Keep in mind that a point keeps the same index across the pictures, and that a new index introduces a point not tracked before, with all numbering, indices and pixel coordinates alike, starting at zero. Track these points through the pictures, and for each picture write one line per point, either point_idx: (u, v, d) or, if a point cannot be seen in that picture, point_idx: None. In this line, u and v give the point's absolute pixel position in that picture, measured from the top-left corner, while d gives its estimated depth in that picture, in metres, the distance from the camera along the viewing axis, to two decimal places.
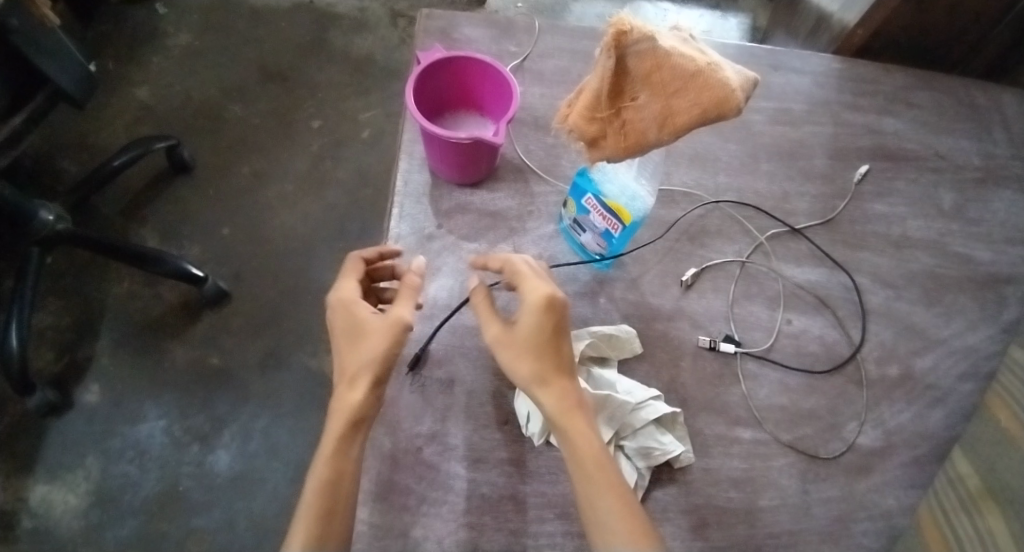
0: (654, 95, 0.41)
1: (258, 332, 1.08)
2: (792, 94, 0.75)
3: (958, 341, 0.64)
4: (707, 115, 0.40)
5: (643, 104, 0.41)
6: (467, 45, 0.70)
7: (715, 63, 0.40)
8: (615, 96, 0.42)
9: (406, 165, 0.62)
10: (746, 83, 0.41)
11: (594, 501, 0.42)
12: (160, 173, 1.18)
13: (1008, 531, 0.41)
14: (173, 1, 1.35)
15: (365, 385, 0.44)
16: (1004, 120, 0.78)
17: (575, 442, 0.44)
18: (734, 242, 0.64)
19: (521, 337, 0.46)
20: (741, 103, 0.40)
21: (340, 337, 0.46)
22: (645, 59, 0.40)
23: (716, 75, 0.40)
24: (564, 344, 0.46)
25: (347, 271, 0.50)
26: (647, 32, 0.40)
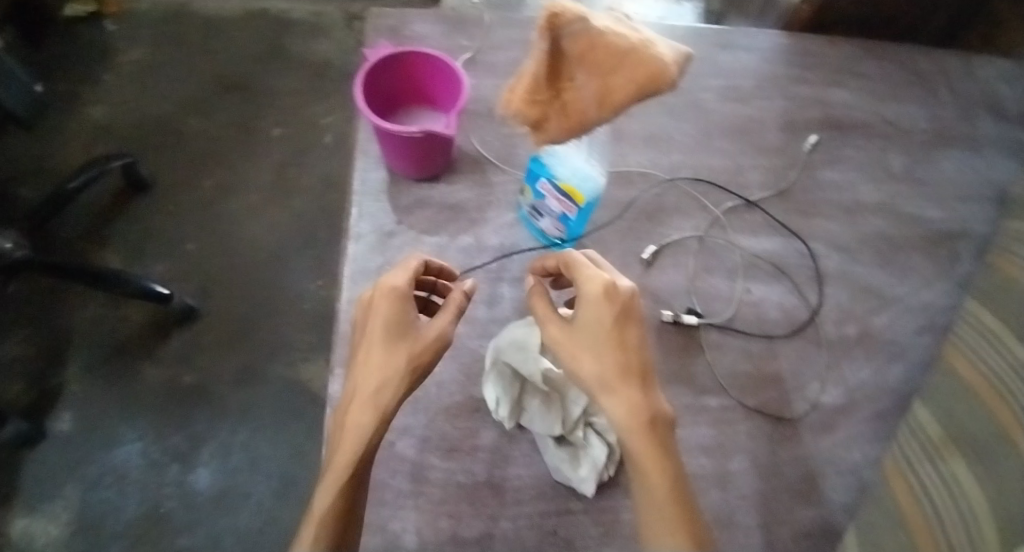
0: (590, 77, 0.42)
1: (232, 346, 1.07)
2: (741, 70, 0.76)
3: (913, 298, 0.66)
4: (643, 91, 0.40)
5: (581, 87, 0.42)
6: (418, 42, 0.70)
7: (647, 39, 0.41)
8: (553, 79, 0.43)
9: (362, 165, 0.62)
10: (681, 59, 0.42)
11: (655, 507, 0.42)
12: (119, 193, 1.16)
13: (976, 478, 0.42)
14: (122, 18, 1.32)
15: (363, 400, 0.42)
16: (948, 83, 0.81)
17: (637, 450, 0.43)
18: (692, 218, 0.65)
19: (579, 335, 0.48)
20: (676, 76, 0.40)
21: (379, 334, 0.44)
22: (579, 39, 0.41)
23: (649, 51, 0.41)
24: (628, 334, 0.47)
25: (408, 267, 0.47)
26: (579, 14, 0.40)
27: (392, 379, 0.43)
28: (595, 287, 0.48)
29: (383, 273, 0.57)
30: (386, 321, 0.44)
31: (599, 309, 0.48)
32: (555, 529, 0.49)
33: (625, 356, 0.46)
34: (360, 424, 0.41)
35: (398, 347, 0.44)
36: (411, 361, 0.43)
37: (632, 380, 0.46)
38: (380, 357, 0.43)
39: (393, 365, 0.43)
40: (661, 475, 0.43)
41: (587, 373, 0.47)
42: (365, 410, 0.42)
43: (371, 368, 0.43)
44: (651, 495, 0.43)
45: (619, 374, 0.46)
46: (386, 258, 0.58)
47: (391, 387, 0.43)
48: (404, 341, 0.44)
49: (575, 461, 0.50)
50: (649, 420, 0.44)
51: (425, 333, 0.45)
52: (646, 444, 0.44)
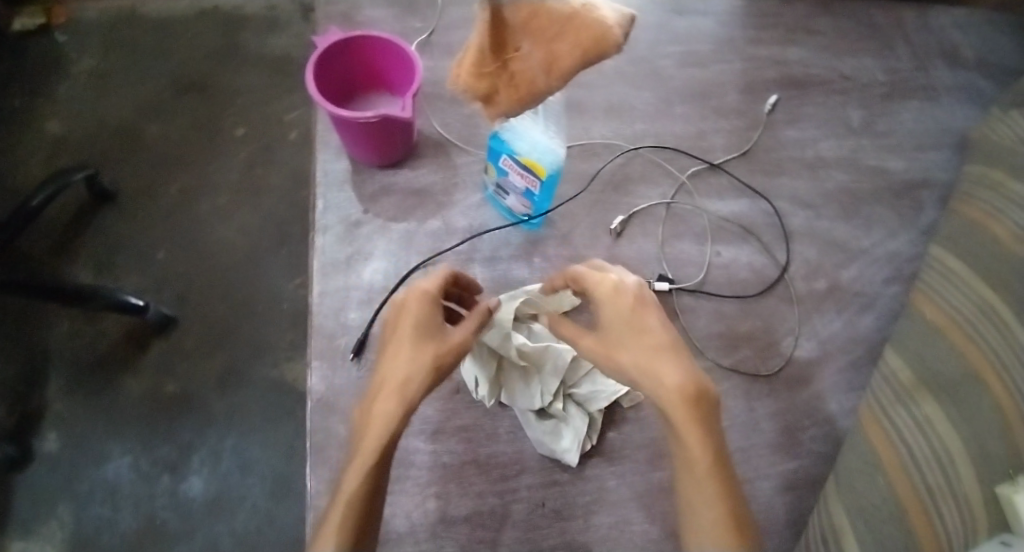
0: (536, 45, 0.40)
1: (212, 352, 1.06)
2: (698, 36, 0.76)
3: (880, 248, 0.68)
4: (588, 55, 0.39)
5: (527, 56, 0.41)
6: (371, 28, 0.69)
7: (589, 2, 0.39)
8: (500, 50, 0.42)
9: (323, 156, 0.61)
10: (627, 19, 0.40)
11: (706, 493, 0.41)
12: (84, 206, 1.13)
13: (950, 422, 0.46)
14: (71, 27, 1.28)
15: (388, 393, 0.44)
16: (903, 34, 0.82)
17: (684, 438, 0.42)
18: (658, 186, 0.66)
19: (607, 336, 0.48)
20: (620, 38, 0.38)
21: (407, 333, 0.46)
22: (520, 8, 0.40)
23: (592, 14, 0.39)
24: (649, 323, 0.47)
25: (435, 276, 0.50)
26: None
27: (417, 373, 0.44)
28: (608, 284, 0.49)
29: (353, 263, 0.57)
30: (416, 320, 0.47)
31: (614, 304, 0.48)
32: (544, 502, 0.50)
33: (649, 343, 0.46)
34: (388, 411, 0.43)
35: (426, 344, 0.46)
36: (438, 357, 0.45)
37: (664, 363, 0.45)
38: (409, 350, 0.45)
39: (421, 359, 0.45)
40: (709, 452, 0.42)
41: (619, 366, 0.46)
42: (392, 397, 0.43)
43: (398, 362, 0.45)
44: (698, 477, 0.41)
45: (650, 360, 0.46)
46: (355, 248, 0.57)
47: (418, 379, 0.44)
48: (433, 339, 0.46)
49: (557, 434, 0.51)
50: (696, 403, 0.43)
51: (453, 333, 0.47)
52: (691, 423, 0.42)
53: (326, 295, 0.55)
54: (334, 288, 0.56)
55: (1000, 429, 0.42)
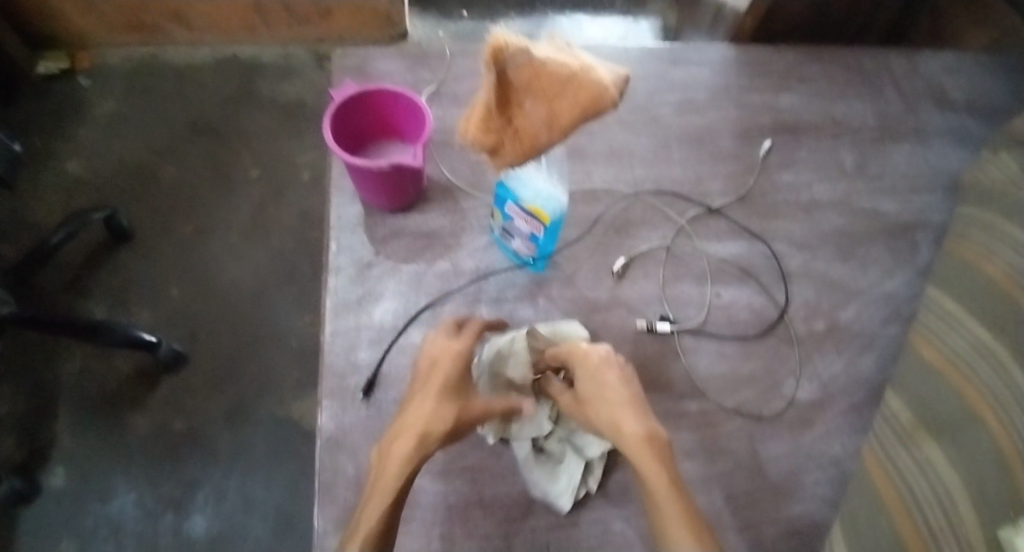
0: (539, 103, 0.44)
1: (220, 388, 1.07)
2: (694, 85, 0.80)
3: (877, 289, 0.69)
4: (587, 113, 0.44)
5: (530, 113, 0.45)
6: (382, 79, 0.73)
7: (586, 65, 0.44)
8: (504, 105, 0.45)
9: (337, 200, 0.64)
10: (619, 80, 0.46)
11: (672, 521, 0.41)
12: (100, 244, 1.16)
13: (948, 460, 0.46)
14: (94, 72, 1.34)
15: (407, 439, 0.46)
16: (892, 80, 0.85)
17: (645, 476, 0.44)
18: (659, 228, 0.68)
19: (579, 396, 0.51)
20: (617, 97, 0.44)
21: (435, 389, 0.49)
22: (524, 70, 0.44)
23: (590, 76, 0.44)
24: (610, 380, 0.51)
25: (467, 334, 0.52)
26: (521, 46, 0.43)
27: (436, 427, 0.47)
28: (576, 349, 0.53)
29: (364, 304, 0.59)
30: (447, 378, 0.49)
31: (581, 366, 0.52)
32: (549, 544, 0.50)
33: (611, 396, 0.50)
34: (406, 455, 0.45)
35: (450, 400, 0.49)
36: (461, 415, 0.48)
37: (626, 415, 0.48)
38: (433, 403, 0.48)
39: (443, 413, 0.48)
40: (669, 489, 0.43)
41: (593, 424, 0.50)
42: (412, 443, 0.46)
43: (421, 414, 0.48)
44: (665, 510, 0.42)
45: (614, 414, 0.48)
46: (366, 288, 0.59)
47: (439, 432, 0.47)
48: (458, 397, 0.49)
49: (552, 474, 0.52)
50: (650, 444, 0.46)
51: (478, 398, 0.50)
52: (651, 464, 0.45)
53: (338, 335, 0.57)
54: (346, 328, 0.57)
55: (997, 469, 0.41)
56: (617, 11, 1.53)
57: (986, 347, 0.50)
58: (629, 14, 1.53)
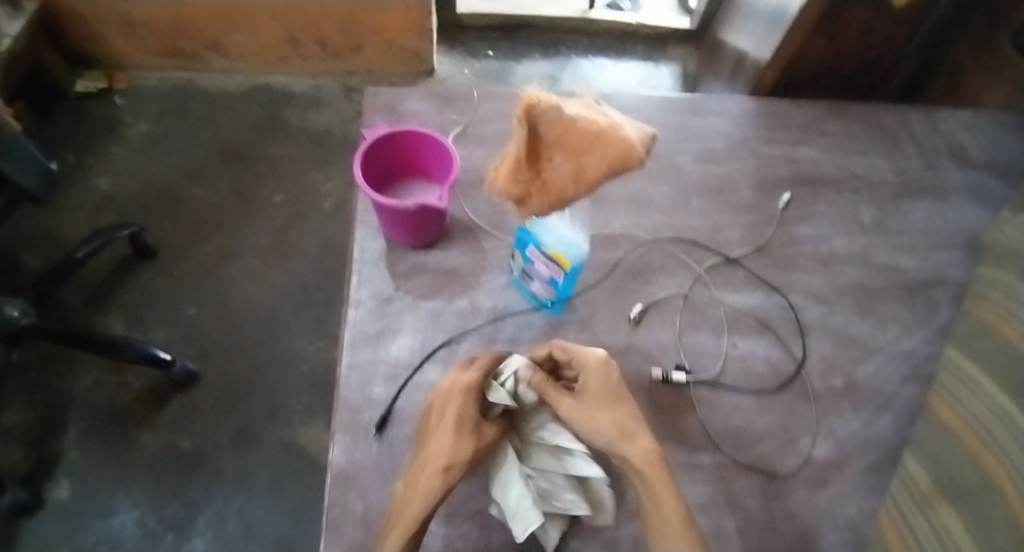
0: (567, 159, 0.46)
1: (229, 409, 1.07)
2: (714, 135, 0.81)
3: (895, 347, 0.69)
4: (615, 168, 0.46)
5: (558, 168, 0.46)
6: (411, 117, 0.75)
7: (614, 124, 0.46)
8: (533, 159, 0.47)
9: (361, 234, 0.65)
10: (645, 139, 0.47)
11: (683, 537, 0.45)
12: (124, 260, 1.19)
13: (965, 530, 0.47)
14: (131, 93, 1.39)
15: (429, 474, 0.47)
16: (912, 137, 0.86)
17: (657, 491, 0.47)
18: (676, 276, 0.68)
19: (590, 402, 0.52)
20: (643, 155, 0.45)
21: (452, 422, 0.49)
22: (554, 126, 0.46)
23: (617, 134, 0.46)
24: (622, 395, 0.53)
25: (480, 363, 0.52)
26: (553, 103, 0.46)
27: (455, 463, 0.47)
28: (594, 359, 0.54)
29: (382, 339, 0.59)
30: (462, 411, 0.49)
31: (598, 376, 0.53)
32: None
33: (623, 410, 0.52)
34: (427, 491, 0.46)
35: (467, 436, 0.49)
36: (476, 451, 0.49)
37: (642, 434, 0.51)
38: (451, 438, 0.48)
39: (461, 449, 0.48)
40: (681, 509, 0.46)
41: (599, 432, 0.51)
42: (435, 477, 0.47)
43: (440, 447, 0.48)
44: (674, 530, 0.45)
45: (630, 432, 0.51)
46: (385, 323, 0.60)
47: (458, 468, 0.47)
48: (475, 432, 0.49)
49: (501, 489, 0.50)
50: (660, 461, 0.49)
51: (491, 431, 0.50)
52: (665, 484, 0.48)
53: (354, 368, 0.57)
54: (362, 361, 0.58)
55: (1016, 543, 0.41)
56: (638, 56, 1.56)
57: (1004, 413, 0.49)
58: (650, 59, 1.56)
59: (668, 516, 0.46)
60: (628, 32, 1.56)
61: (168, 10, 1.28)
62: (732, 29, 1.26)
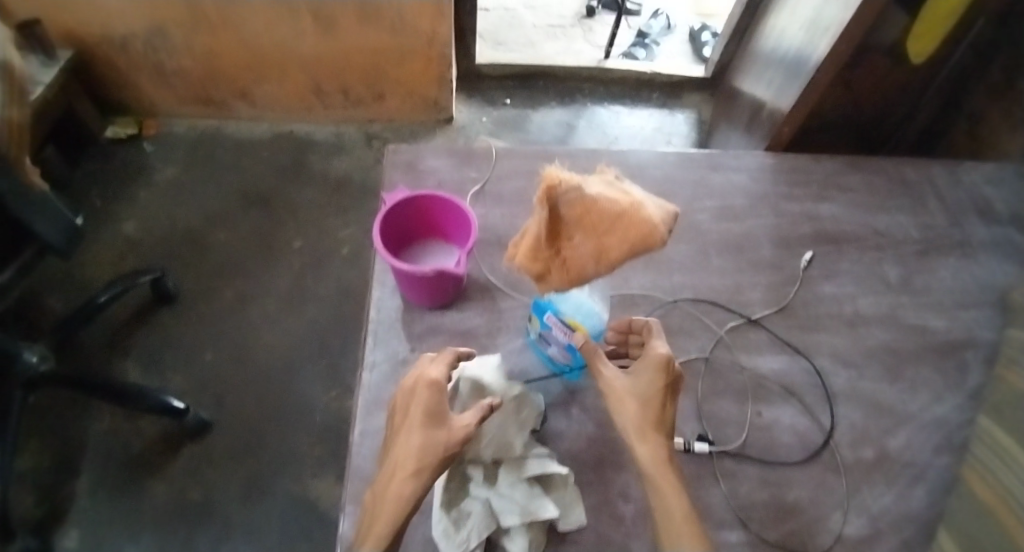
0: (587, 237, 0.47)
1: (241, 458, 1.06)
2: (733, 192, 0.80)
3: (927, 414, 0.66)
4: (635, 249, 0.46)
5: (578, 246, 0.48)
6: (430, 175, 0.76)
7: (636, 203, 0.46)
8: (555, 237, 0.49)
9: (378, 293, 0.65)
10: (668, 217, 0.47)
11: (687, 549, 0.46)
12: (144, 304, 1.20)
13: None
14: (159, 139, 1.43)
15: (399, 478, 0.45)
16: (936, 191, 0.85)
17: (666, 498, 0.48)
18: (697, 338, 0.67)
19: (633, 388, 0.52)
20: (664, 236, 0.45)
21: (418, 419, 0.47)
22: (574, 206, 0.47)
23: (639, 214, 0.46)
24: (669, 399, 0.52)
25: (443, 359, 0.52)
26: (572, 184, 0.47)
27: (423, 460, 0.45)
28: (657, 357, 0.52)
29: None
30: (426, 405, 0.48)
31: (654, 374, 0.52)
32: None
33: (664, 413, 0.52)
34: (395, 496, 0.44)
35: (434, 432, 0.47)
36: (444, 447, 0.46)
37: (660, 430, 0.51)
38: (417, 437, 0.46)
39: (428, 447, 0.46)
40: (685, 507, 0.47)
41: (625, 421, 0.51)
42: (406, 483, 0.45)
43: (407, 447, 0.46)
44: (677, 526, 0.47)
45: (650, 428, 0.50)
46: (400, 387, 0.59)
47: (429, 469, 0.45)
48: (441, 425, 0.47)
49: (457, 526, 0.49)
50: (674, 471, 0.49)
51: (459, 420, 0.47)
52: (671, 485, 0.48)
53: (367, 435, 0.56)
54: (375, 428, 0.57)
55: None
56: (654, 103, 1.58)
57: None
58: (666, 107, 1.58)
59: (676, 522, 0.47)
60: (643, 80, 1.58)
61: (199, 61, 1.33)
62: (748, 78, 1.27)
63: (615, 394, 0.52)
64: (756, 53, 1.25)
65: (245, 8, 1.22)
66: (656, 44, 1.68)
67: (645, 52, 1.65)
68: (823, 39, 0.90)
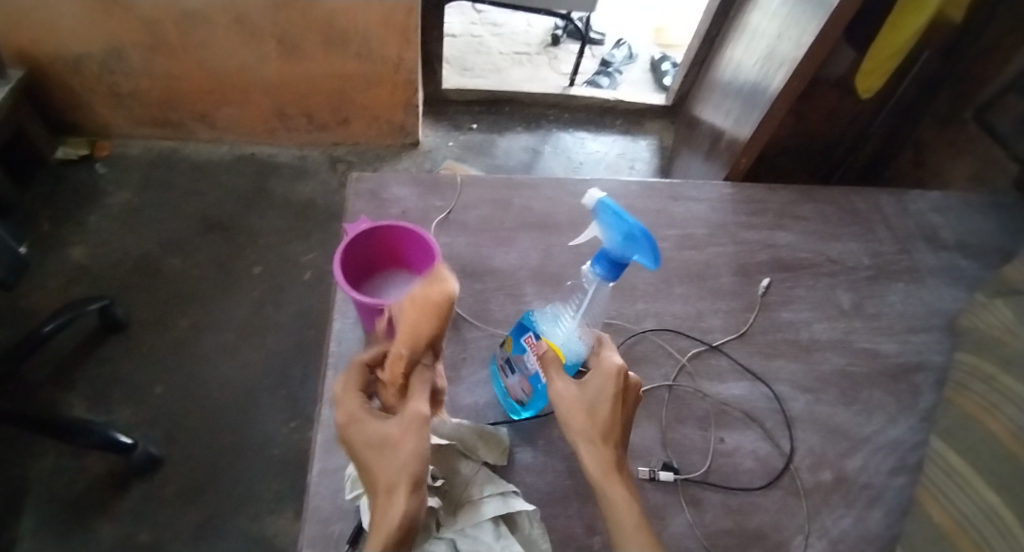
0: (400, 340, 0.45)
1: (194, 497, 1.01)
2: (693, 220, 0.83)
3: (882, 436, 0.68)
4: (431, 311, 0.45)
5: (404, 350, 0.45)
6: (394, 203, 0.76)
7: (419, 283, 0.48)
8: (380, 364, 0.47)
9: (339, 325, 0.64)
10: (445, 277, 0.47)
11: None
12: (92, 334, 1.15)
13: None
14: (113, 161, 1.39)
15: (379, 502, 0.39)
16: (884, 219, 0.89)
17: (616, 505, 0.47)
18: (660, 366, 0.68)
19: (585, 397, 0.51)
20: (442, 291, 0.45)
21: (364, 443, 0.42)
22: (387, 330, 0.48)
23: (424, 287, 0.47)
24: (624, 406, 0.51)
25: (346, 387, 0.46)
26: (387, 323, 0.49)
27: (390, 468, 0.40)
28: (611, 366, 0.51)
29: None
30: (360, 444, 0.42)
31: (606, 381, 0.51)
32: None
33: (614, 417, 0.51)
34: (380, 523, 0.38)
35: (384, 450, 0.41)
36: (412, 449, 0.40)
37: (610, 439, 0.50)
38: (377, 457, 0.41)
39: (391, 457, 0.40)
40: (635, 516, 0.47)
41: (573, 427, 0.51)
42: (386, 504, 0.38)
43: (372, 470, 0.40)
44: (628, 536, 0.46)
45: (598, 439, 0.50)
46: None
47: (403, 478, 0.39)
48: (391, 435, 0.41)
49: None
50: (623, 476, 0.49)
51: (400, 421, 0.42)
52: (620, 495, 0.48)
53: (326, 474, 0.54)
54: (334, 467, 0.55)
55: None
56: (617, 129, 1.62)
57: None
58: (628, 133, 1.61)
59: (628, 529, 0.46)
60: (607, 107, 1.62)
61: (158, 83, 1.30)
62: (708, 106, 1.31)
63: (566, 399, 0.51)
64: (714, 83, 1.30)
65: (207, 31, 1.20)
66: (618, 72, 1.72)
67: (608, 80, 1.69)
68: (776, 73, 0.93)
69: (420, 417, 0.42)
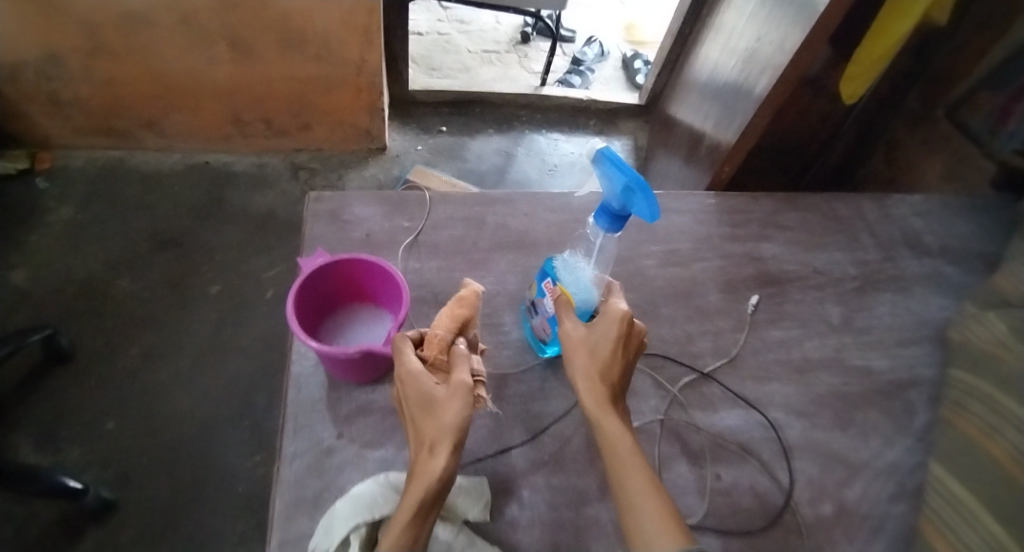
0: (444, 324, 0.50)
1: (151, 542, 0.93)
2: (677, 234, 0.78)
3: (879, 460, 0.65)
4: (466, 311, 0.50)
5: (442, 331, 0.49)
6: (356, 225, 0.70)
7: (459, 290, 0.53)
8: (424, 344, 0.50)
9: (298, 369, 0.58)
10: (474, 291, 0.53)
11: (637, 483, 0.46)
12: (34, 366, 1.06)
13: None
14: (55, 175, 1.28)
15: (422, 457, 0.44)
16: (868, 226, 0.86)
17: (609, 435, 0.49)
18: (651, 398, 0.64)
19: (590, 340, 0.52)
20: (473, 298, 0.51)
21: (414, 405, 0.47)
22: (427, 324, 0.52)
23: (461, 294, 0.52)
24: (627, 350, 0.53)
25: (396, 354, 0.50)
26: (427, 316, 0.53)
27: (437, 428, 0.45)
28: (616, 311, 0.52)
29: (321, 502, 0.51)
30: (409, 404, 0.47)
31: (611, 325, 0.52)
32: None
33: (617, 357, 0.52)
34: (422, 475, 0.43)
35: (431, 414, 0.46)
36: (457, 415, 0.45)
37: (608, 378, 0.51)
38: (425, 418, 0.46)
39: (438, 421, 0.45)
40: (629, 442, 0.48)
41: (573, 364, 0.52)
42: (429, 458, 0.44)
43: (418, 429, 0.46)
44: (624, 461, 0.47)
45: (598, 378, 0.51)
46: (323, 483, 0.52)
47: (448, 438, 0.45)
48: (438, 403, 0.46)
49: None
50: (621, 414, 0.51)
51: (446, 391, 0.47)
52: (615, 425, 0.49)
53: (286, 545, 0.48)
54: (296, 535, 0.49)
55: None
56: (591, 130, 1.57)
57: None
58: (603, 133, 1.57)
59: (621, 455, 0.48)
60: (580, 107, 1.58)
61: (101, 90, 1.20)
62: (684, 106, 1.27)
63: (571, 340, 0.53)
64: (689, 83, 1.26)
65: (152, 33, 1.11)
66: (590, 70, 1.67)
67: (580, 79, 1.64)
68: (759, 77, 0.90)
69: (467, 389, 0.47)
